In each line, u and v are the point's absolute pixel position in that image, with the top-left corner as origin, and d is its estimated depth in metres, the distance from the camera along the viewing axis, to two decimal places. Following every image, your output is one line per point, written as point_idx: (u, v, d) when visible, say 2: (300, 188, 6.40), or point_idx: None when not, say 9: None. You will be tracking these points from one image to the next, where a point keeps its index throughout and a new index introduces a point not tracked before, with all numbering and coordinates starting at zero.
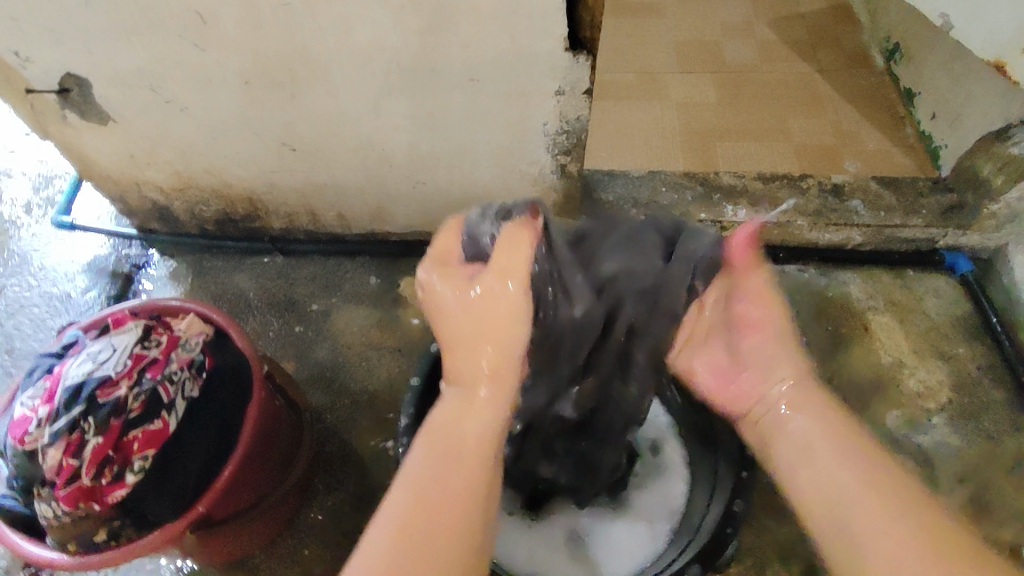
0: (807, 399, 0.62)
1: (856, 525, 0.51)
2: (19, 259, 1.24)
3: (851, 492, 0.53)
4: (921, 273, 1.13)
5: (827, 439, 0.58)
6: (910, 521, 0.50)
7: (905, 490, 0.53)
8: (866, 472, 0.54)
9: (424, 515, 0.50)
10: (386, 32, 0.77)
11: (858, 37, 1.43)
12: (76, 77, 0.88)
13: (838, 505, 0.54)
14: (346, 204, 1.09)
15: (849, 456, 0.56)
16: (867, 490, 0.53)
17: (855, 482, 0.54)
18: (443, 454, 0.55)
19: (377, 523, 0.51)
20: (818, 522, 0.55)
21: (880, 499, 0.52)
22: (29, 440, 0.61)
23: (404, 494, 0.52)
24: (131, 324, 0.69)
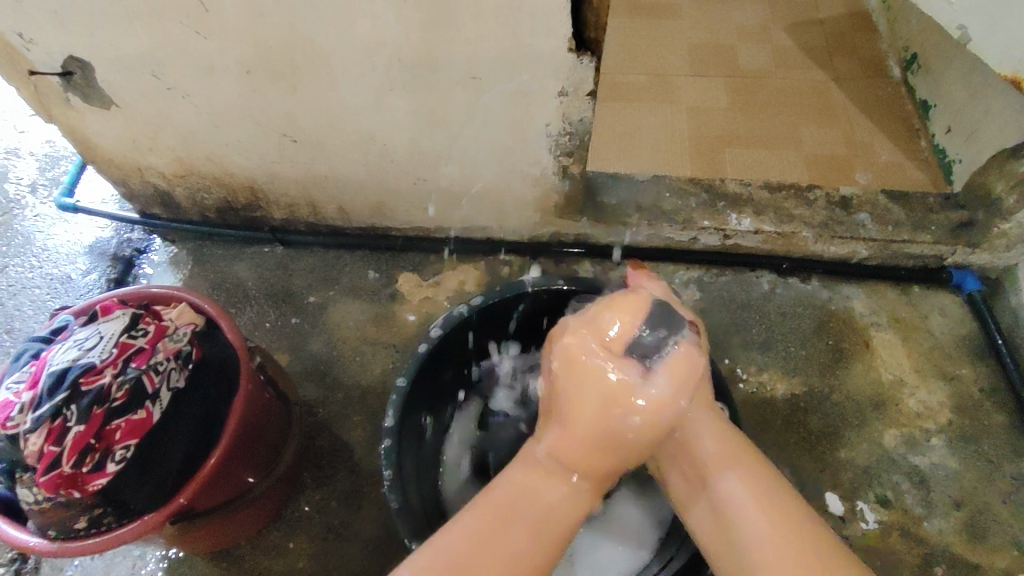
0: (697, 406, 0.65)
1: (752, 544, 0.56)
2: (22, 239, 1.25)
3: (745, 514, 0.58)
4: (926, 291, 1.11)
5: (706, 460, 0.63)
6: (789, 538, 0.56)
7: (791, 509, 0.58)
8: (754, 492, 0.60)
9: (489, 550, 0.56)
10: (387, 26, 0.76)
11: (875, 46, 1.40)
12: (79, 60, 0.88)
13: (735, 535, 0.58)
14: (347, 197, 1.08)
15: (733, 473, 0.61)
16: (759, 513, 0.58)
17: (747, 509, 0.58)
18: (518, 512, 0.59)
19: (445, 539, 0.57)
20: (717, 546, 0.59)
21: (768, 522, 0.57)
22: (11, 425, 0.61)
23: (477, 523, 0.58)
24: (119, 312, 0.69)
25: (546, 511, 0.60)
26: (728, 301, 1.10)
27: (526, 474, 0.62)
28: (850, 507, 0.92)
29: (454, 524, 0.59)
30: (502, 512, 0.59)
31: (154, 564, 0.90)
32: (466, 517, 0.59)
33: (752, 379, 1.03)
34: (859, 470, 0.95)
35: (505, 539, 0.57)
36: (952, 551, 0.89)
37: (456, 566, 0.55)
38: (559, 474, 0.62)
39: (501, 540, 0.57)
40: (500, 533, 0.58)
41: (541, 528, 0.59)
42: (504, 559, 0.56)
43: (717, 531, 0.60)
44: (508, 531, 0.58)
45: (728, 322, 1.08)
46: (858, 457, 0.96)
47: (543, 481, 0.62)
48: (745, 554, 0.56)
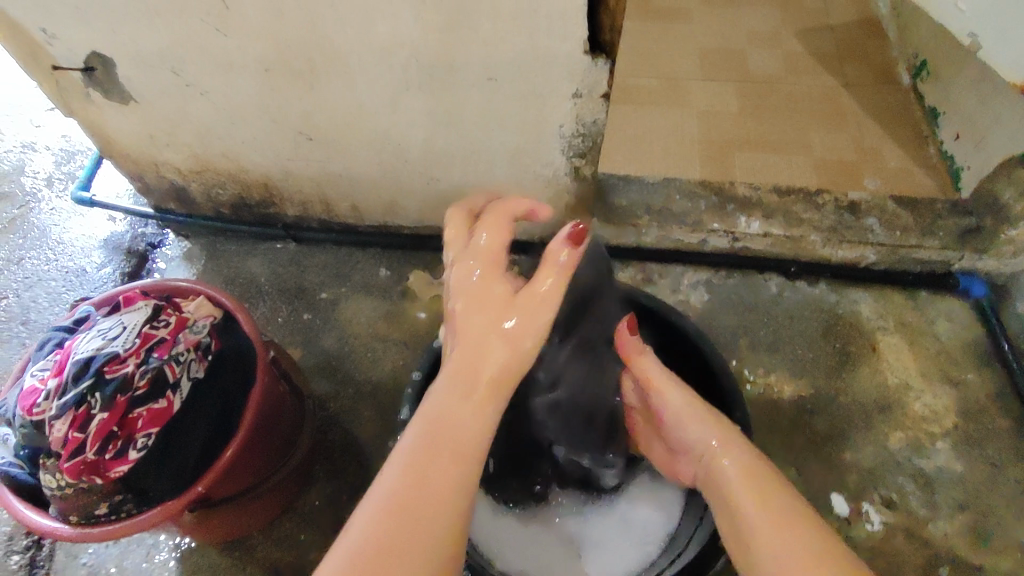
0: (710, 417, 0.69)
1: (750, 531, 0.57)
2: (38, 232, 1.26)
3: (740, 508, 0.59)
4: (933, 296, 1.11)
5: (712, 484, 0.65)
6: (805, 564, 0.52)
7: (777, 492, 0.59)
8: (750, 489, 0.60)
9: (428, 491, 0.51)
10: (406, 26, 0.77)
11: (885, 52, 1.41)
12: (101, 56, 0.90)
13: (737, 523, 0.59)
14: (360, 195, 1.09)
15: (732, 472, 0.63)
16: (754, 502, 0.58)
17: (741, 498, 0.59)
18: (452, 447, 0.54)
19: (384, 478, 0.52)
20: (733, 544, 0.59)
21: (755, 502, 0.59)
22: (37, 412, 0.63)
23: (416, 447, 0.53)
24: (141, 303, 0.70)
25: (473, 444, 0.55)
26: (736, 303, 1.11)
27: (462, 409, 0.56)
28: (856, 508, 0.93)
29: (386, 476, 0.52)
30: (437, 442, 0.54)
31: (166, 553, 0.91)
32: (410, 436, 0.55)
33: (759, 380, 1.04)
34: (865, 472, 0.96)
35: (439, 473, 0.52)
36: (957, 554, 0.90)
37: (401, 508, 0.49)
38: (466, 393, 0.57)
39: (437, 474, 0.52)
40: (428, 458, 0.52)
41: (466, 452, 0.54)
42: (440, 488, 0.51)
43: (731, 531, 0.59)
44: (449, 460, 0.53)
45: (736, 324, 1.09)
46: (864, 459, 0.97)
47: (460, 404, 0.57)
48: (748, 541, 0.57)
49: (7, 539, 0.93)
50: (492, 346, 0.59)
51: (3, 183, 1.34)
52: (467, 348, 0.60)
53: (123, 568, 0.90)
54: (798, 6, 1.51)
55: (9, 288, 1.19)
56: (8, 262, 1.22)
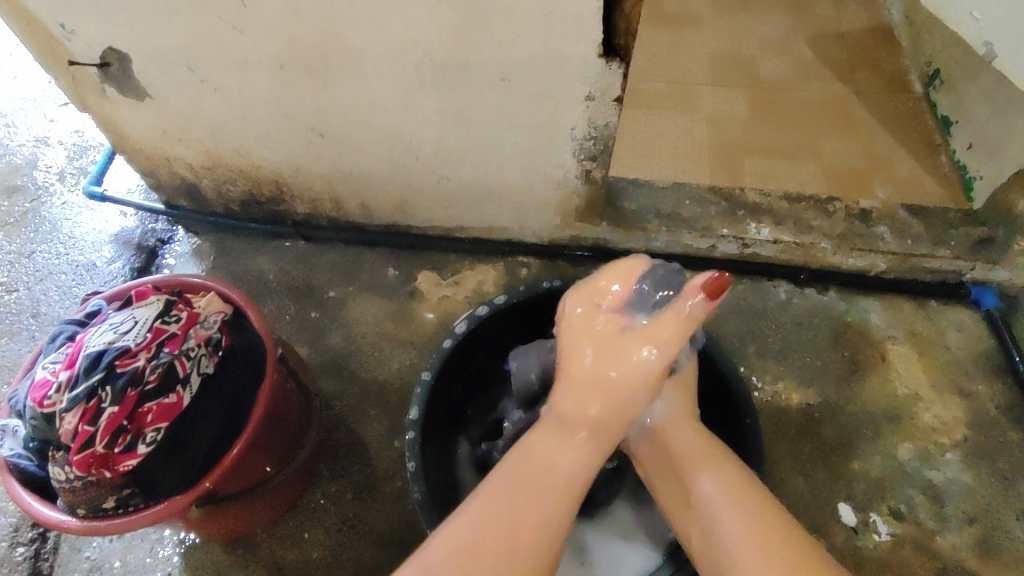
0: (682, 424, 0.69)
1: (728, 538, 0.58)
2: (50, 225, 1.27)
3: (717, 508, 0.61)
4: (944, 306, 1.11)
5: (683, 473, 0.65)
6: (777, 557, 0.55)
7: (773, 509, 0.60)
8: (737, 496, 0.61)
9: (520, 521, 0.57)
10: (421, 26, 0.78)
11: (897, 61, 1.41)
12: (117, 52, 0.90)
13: (723, 538, 0.59)
14: (370, 194, 1.09)
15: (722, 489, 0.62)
16: (740, 511, 0.59)
17: (720, 504, 0.61)
18: (534, 478, 0.60)
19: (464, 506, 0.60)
20: (699, 542, 0.62)
21: (736, 512, 0.59)
22: (48, 404, 0.63)
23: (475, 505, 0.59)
24: (153, 297, 0.71)
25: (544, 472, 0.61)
26: (745, 310, 1.10)
27: (542, 441, 0.63)
28: (863, 518, 0.93)
29: (455, 520, 0.59)
30: (523, 480, 0.60)
31: (170, 548, 0.91)
32: (490, 481, 0.60)
33: (767, 388, 1.03)
34: (873, 482, 0.95)
35: (522, 509, 0.58)
36: (964, 566, 0.89)
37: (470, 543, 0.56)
38: (568, 432, 0.63)
39: (518, 508, 0.58)
40: (508, 497, 0.59)
41: (553, 492, 0.60)
42: (510, 528, 0.57)
43: (704, 528, 0.62)
44: (530, 496, 0.59)
45: (745, 330, 1.08)
46: (872, 469, 0.96)
47: (557, 443, 0.62)
48: (720, 546, 0.59)
49: (12, 531, 0.94)
50: (623, 392, 0.62)
51: (16, 177, 1.35)
52: (575, 391, 0.63)
53: (127, 563, 0.90)
54: (810, 12, 1.51)
55: (19, 281, 1.20)
56: (18, 255, 1.23)
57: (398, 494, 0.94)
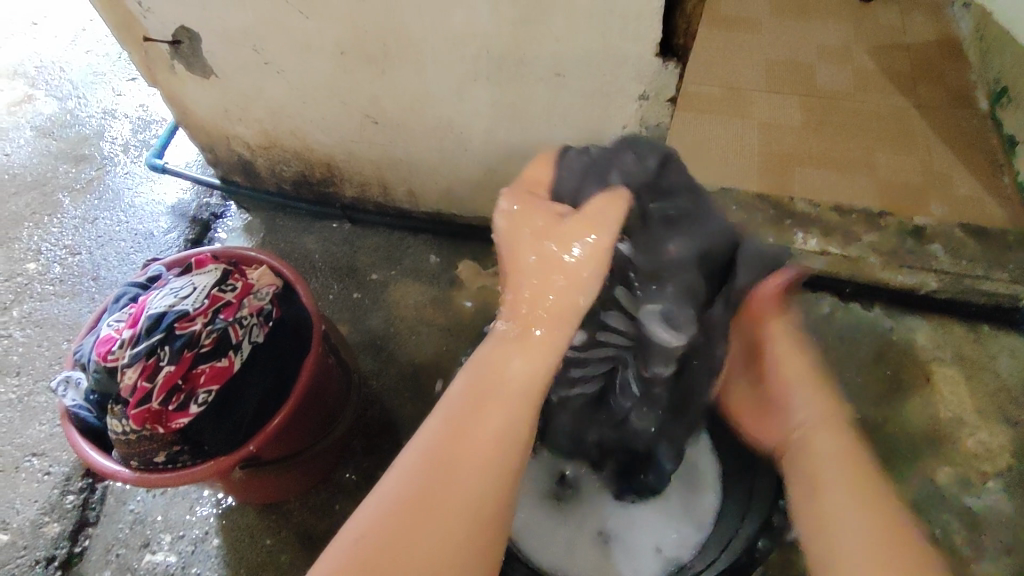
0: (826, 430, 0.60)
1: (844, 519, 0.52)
2: (113, 194, 1.33)
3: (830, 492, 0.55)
4: (997, 330, 1.07)
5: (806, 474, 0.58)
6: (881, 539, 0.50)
7: (878, 488, 0.54)
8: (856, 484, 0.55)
9: (450, 463, 0.48)
10: (481, 18, 0.79)
11: (963, 75, 1.36)
12: (189, 31, 0.94)
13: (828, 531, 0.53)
14: (418, 181, 1.11)
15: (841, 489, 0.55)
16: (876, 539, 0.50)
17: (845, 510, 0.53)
18: (481, 397, 0.52)
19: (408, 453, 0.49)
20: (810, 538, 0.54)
21: (862, 520, 0.52)
22: (112, 358, 0.67)
23: (425, 454, 0.48)
24: (212, 267, 0.74)
25: (517, 386, 0.53)
26: None
27: (499, 354, 0.55)
28: None
29: (425, 431, 0.51)
30: (475, 397, 0.52)
31: (208, 509, 0.95)
32: (460, 380, 0.54)
33: None
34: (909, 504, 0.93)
35: (487, 417, 0.51)
36: None
37: (399, 527, 0.44)
38: (521, 334, 0.56)
39: (480, 420, 0.50)
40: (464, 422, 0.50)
41: (498, 402, 0.52)
42: (480, 439, 0.49)
43: (813, 521, 0.55)
44: (477, 430, 0.50)
45: None
46: (908, 491, 0.94)
47: (514, 353, 0.55)
48: (830, 533, 0.53)
49: (64, 479, 0.99)
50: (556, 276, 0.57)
51: (84, 147, 1.41)
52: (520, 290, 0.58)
53: (168, 519, 0.94)
54: (874, 22, 1.47)
55: (82, 245, 1.26)
56: (83, 220, 1.29)
57: None
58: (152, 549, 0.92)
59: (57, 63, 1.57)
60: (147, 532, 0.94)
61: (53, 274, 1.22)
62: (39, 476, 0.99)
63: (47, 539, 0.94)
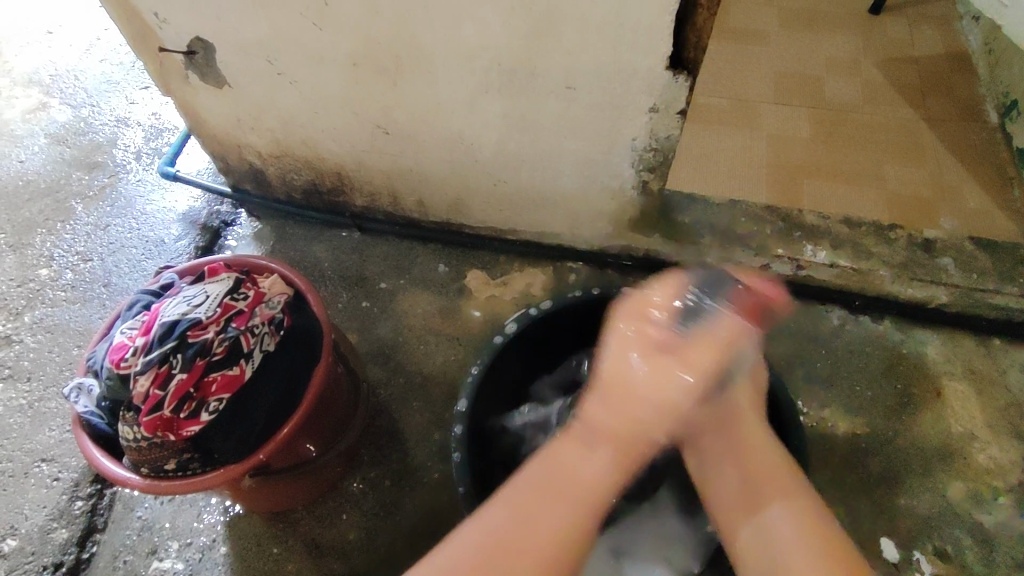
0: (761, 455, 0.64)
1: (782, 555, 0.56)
2: (125, 201, 1.34)
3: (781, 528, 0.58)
4: (1008, 344, 1.06)
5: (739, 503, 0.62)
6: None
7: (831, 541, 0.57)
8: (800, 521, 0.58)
9: (510, 547, 0.55)
10: (493, 31, 0.80)
11: (973, 88, 1.36)
12: (204, 42, 0.95)
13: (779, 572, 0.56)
14: (428, 191, 1.12)
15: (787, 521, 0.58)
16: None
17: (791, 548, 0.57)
18: (551, 488, 0.58)
19: (487, 518, 0.57)
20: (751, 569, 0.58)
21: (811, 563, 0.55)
22: (124, 365, 0.68)
23: (490, 534, 0.56)
24: (225, 275, 0.75)
25: (581, 487, 0.59)
26: (794, 333, 1.08)
27: (571, 451, 0.61)
28: (906, 556, 0.90)
29: (492, 512, 0.57)
30: (545, 484, 0.59)
31: (215, 517, 0.95)
32: (535, 467, 0.60)
33: (813, 414, 1.01)
34: (919, 520, 0.92)
35: (547, 514, 0.57)
36: None
37: None
38: (595, 442, 0.61)
39: (540, 515, 0.57)
40: (524, 508, 0.57)
41: (570, 496, 0.58)
42: (543, 527, 0.56)
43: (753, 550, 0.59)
44: (540, 517, 0.57)
45: (794, 353, 1.06)
46: (919, 506, 0.93)
47: (582, 454, 0.61)
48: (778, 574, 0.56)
49: (73, 485, 0.99)
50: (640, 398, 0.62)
51: (97, 154, 1.43)
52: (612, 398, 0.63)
53: (176, 526, 0.95)
54: (883, 35, 1.47)
55: (94, 252, 1.27)
56: (95, 227, 1.31)
57: (434, 486, 0.96)
58: (159, 556, 0.93)
59: (72, 71, 1.59)
60: (155, 539, 0.94)
61: (65, 281, 1.23)
62: (48, 481, 1.00)
63: (55, 544, 0.95)
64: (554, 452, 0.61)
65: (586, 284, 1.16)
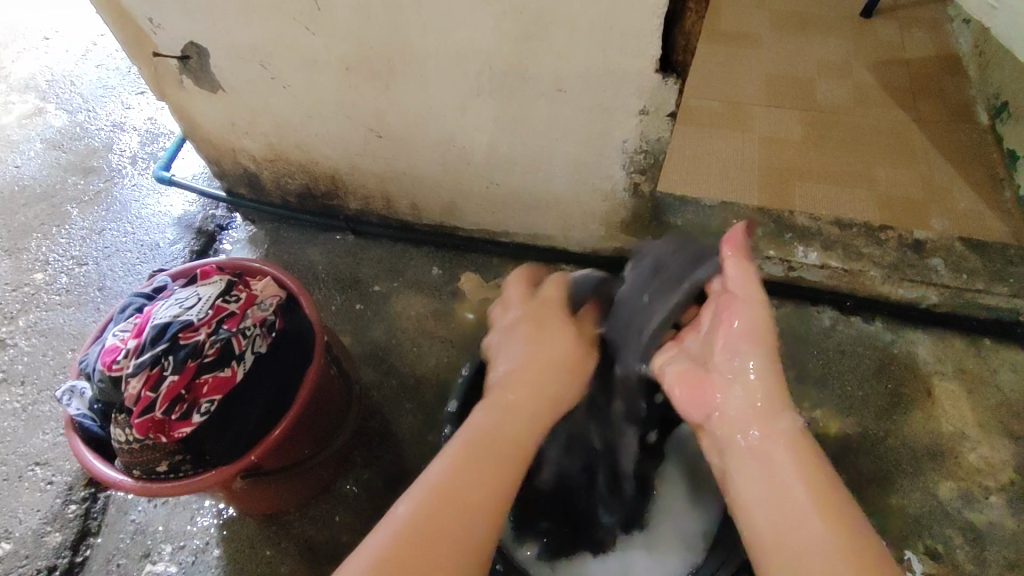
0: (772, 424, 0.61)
1: (801, 538, 0.51)
2: (120, 206, 1.35)
3: (788, 498, 0.55)
4: (998, 344, 1.07)
5: (752, 477, 0.58)
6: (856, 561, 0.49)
7: (840, 505, 0.54)
8: (819, 495, 0.54)
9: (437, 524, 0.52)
10: (483, 35, 0.81)
11: (964, 90, 1.37)
12: (198, 46, 0.96)
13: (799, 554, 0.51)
14: (421, 194, 1.13)
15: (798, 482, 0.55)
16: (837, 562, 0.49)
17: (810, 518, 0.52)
18: (491, 449, 0.59)
19: (426, 476, 0.56)
20: (768, 538, 0.53)
21: (825, 528, 0.51)
22: (116, 368, 0.68)
23: (425, 497, 0.54)
24: (217, 278, 0.75)
25: (505, 447, 0.60)
26: (787, 333, 1.09)
27: (487, 416, 0.62)
28: (898, 555, 0.90)
29: (432, 471, 0.56)
30: (482, 445, 0.59)
31: (209, 519, 0.95)
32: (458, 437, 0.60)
33: (805, 414, 1.01)
34: (910, 519, 0.92)
35: (476, 475, 0.56)
36: None
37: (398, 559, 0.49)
38: (511, 407, 0.64)
39: (479, 471, 0.57)
40: (462, 464, 0.57)
41: (511, 465, 0.59)
42: (474, 484, 0.55)
43: (772, 528, 0.54)
44: (472, 476, 0.56)
45: (786, 354, 1.07)
46: (910, 505, 0.93)
47: (506, 418, 0.62)
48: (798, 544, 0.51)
49: (67, 488, 0.99)
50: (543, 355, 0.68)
51: (92, 159, 1.43)
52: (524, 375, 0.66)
53: (169, 529, 0.95)
54: (875, 37, 1.48)
55: (88, 256, 1.27)
56: (90, 232, 1.31)
57: None
58: (152, 559, 0.93)
59: (68, 77, 1.59)
60: (148, 542, 0.94)
61: (60, 285, 1.23)
62: (42, 485, 1.00)
63: (49, 548, 0.95)
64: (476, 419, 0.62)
65: None
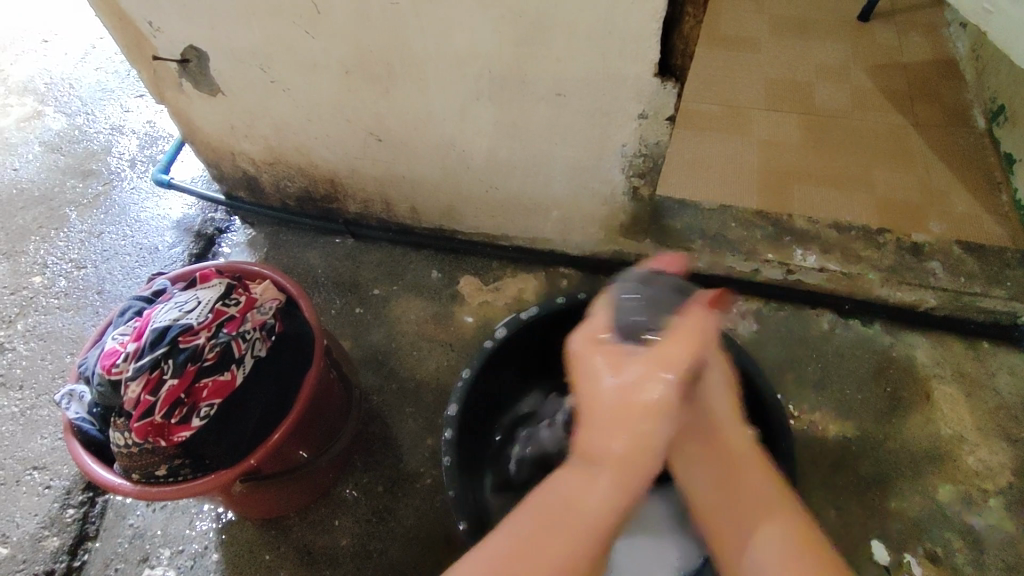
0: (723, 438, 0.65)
1: (744, 530, 0.60)
2: (119, 209, 1.35)
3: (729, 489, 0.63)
4: (997, 348, 1.07)
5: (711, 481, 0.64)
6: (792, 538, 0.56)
7: (787, 498, 0.61)
8: (757, 477, 0.62)
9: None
10: (483, 39, 0.81)
11: (962, 94, 1.37)
12: (197, 50, 0.96)
13: (746, 537, 0.59)
14: (420, 197, 1.13)
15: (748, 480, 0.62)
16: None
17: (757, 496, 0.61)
18: (561, 515, 0.53)
19: (490, 542, 0.53)
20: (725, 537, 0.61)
21: (769, 510, 0.59)
22: (115, 371, 0.68)
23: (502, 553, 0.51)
24: (216, 281, 0.75)
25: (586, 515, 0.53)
26: (786, 337, 1.09)
27: (566, 480, 0.55)
28: (897, 559, 0.90)
29: (494, 535, 0.53)
30: (549, 511, 0.53)
31: (208, 523, 0.95)
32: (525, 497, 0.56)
33: (804, 417, 1.01)
34: (910, 523, 0.92)
35: (541, 545, 0.51)
36: None
37: None
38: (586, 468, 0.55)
39: (546, 547, 0.51)
40: (534, 533, 0.52)
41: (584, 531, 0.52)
42: (542, 561, 0.51)
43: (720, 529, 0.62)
44: (534, 548, 0.51)
45: (784, 357, 1.07)
46: (909, 509, 0.93)
47: (590, 480, 0.54)
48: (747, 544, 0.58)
49: (65, 493, 0.99)
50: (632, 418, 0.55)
51: (91, 162, 1.43)
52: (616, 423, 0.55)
53: (168, 533, 0.94)
54: (872, 42, 1.49)
55: (87, 259, 1.27)
56: (89, 235, 1.31)
57: (427, 491, 0.96)
58: (150, 564, 0.92)
59: (67, 80, 1.59)
60: (147, 546, 0.94)
61: (59, 288, 1.23)
62: (40, 489, 1.00)
63: (47, 552, 0.94)
64: (557, 478, 0.56)
65: (578, 289, 1.17)
